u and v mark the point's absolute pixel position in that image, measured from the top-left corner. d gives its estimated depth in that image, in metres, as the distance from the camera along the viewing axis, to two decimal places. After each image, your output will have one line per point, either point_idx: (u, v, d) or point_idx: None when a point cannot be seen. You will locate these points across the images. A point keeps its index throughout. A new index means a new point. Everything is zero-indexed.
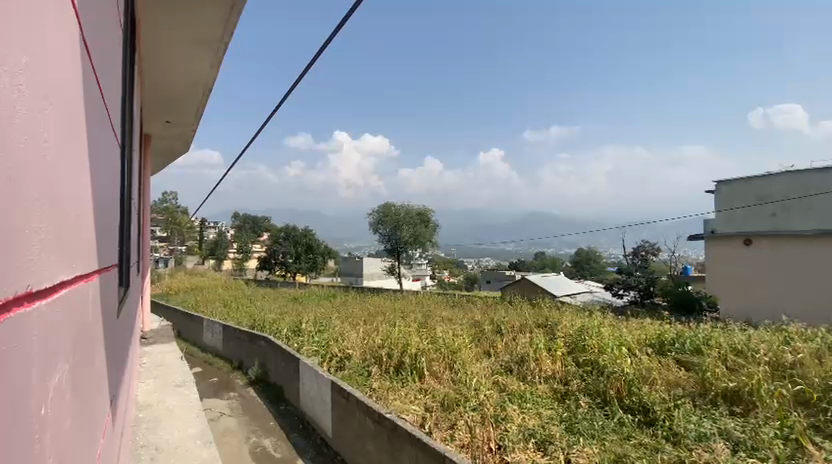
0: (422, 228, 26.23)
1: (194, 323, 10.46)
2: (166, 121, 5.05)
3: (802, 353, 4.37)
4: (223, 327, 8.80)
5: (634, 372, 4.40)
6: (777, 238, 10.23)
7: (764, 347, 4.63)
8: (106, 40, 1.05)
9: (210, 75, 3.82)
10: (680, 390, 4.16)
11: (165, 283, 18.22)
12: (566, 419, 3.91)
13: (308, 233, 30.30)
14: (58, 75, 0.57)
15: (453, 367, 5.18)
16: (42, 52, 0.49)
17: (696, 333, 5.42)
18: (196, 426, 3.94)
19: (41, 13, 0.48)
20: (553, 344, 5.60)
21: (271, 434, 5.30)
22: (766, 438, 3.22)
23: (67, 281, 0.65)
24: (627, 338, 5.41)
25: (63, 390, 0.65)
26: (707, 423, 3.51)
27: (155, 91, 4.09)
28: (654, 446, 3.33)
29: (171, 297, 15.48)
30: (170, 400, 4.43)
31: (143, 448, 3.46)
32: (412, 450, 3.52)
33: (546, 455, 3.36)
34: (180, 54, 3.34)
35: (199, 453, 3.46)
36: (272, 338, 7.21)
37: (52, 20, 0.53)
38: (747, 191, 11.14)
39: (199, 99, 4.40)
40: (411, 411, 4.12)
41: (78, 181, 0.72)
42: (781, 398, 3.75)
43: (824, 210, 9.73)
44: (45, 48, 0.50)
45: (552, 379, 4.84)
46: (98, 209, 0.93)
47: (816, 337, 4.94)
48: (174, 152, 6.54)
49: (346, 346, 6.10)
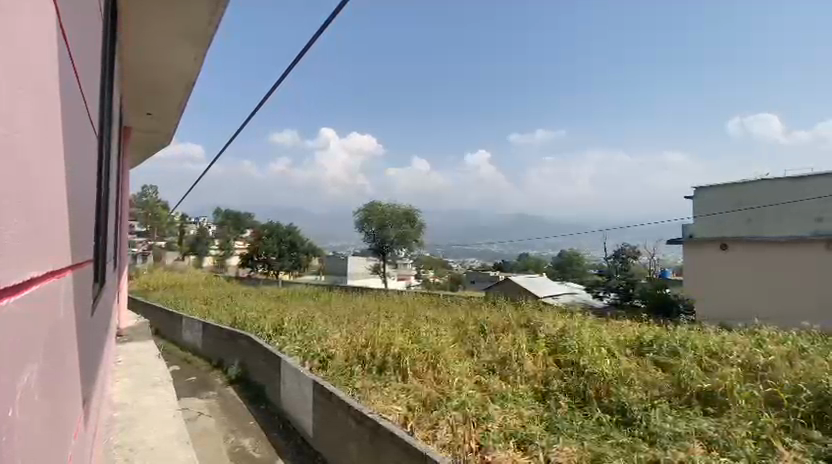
0: (409, 227, 26.20)
1: (173, 321, 10.24)
2: (147, 113, 4.91)
3: (774, 355, 4.52)
4: (203, 325, 8.63)
5: (613, 373, 4.49)
6: (752, 244, 10.56)
7: (737, 349, 4.77)
8: (87, 32, 1.00)
9: (196, 68, 3.72)
10: (657, 391, 4.25)
11: (143, 280, 17.78)
12: (547, 418, 3.96)
13: (293, 231, 29.99)
14: (34, 60, 0.54)
15: (436, 367, 5.17)
16: (17, 39, 0.46)
17: (672, 336, 5.54)
18: (174, 425, 3.85)
19: (14, 1, 0.45)
20: (534, 344, 5.68)
21: (251, 434, 5.21)
22: (738, 438, 3.32)
23: (39, 279, 0.62)
24: (606, 340, 5.50)
25: (32, 391, 0.62)
26: (682, 423, 3.60)
27: (137, 82, 3.96)
28: (632, 445, 3.40)
29: (149, 293, 15.12)
30: (146, 400, 4.30)
31: (119, 448, 3.39)
32: (394, 450, 3.50)
33: (526, 454, 3.38)
34: (165, 45, 3.24)
35: (174, 454, 3.37)
36: (253, 336, 7.10)
37: (29, 4, 0.51)
38: (729, 197, 11.37)
39: (183, 92, 4.30)
40: (393, 410, 4.10)
41: (53, 177, 0.68)
42: (752, 398, 3.88)
43: (796, 218, 10.19)
44: (18, 32, 0.47)
45: (534, 378, 4.89)
46: (72, 204, 0.90)
47: (789, 340, 5.14)
48: (153, 145, 6.37)
49: (329, 346, 6.04)
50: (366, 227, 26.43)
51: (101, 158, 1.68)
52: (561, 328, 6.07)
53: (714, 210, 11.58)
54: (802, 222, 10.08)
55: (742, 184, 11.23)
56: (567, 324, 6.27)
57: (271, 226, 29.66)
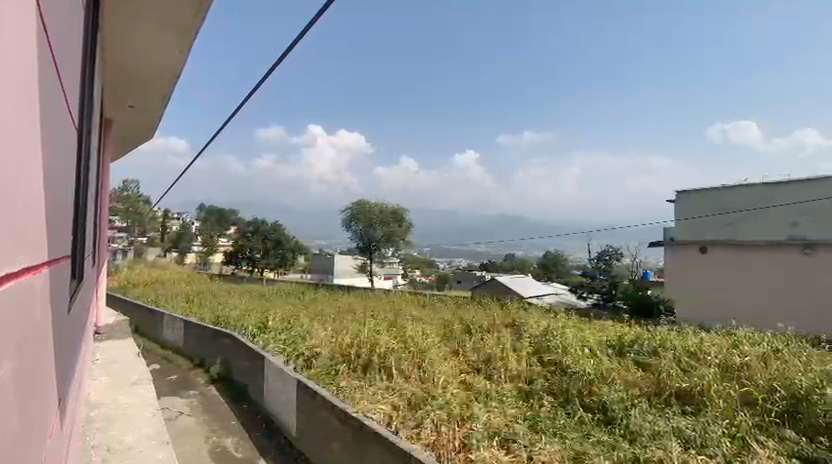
0: (397, 227, 26.19)
1: (154, 318, 10.04)
2: (129, 106, 4.78)
3: (749, 356, 4.66)
4: (184, 323, 8.48)
5: (596, 373, 4.56)
6: (730, 247, 10.86)
7: (715, 350, 4.88)
8: (67, 23, 0.96)
9: (182, 61, 3.63)
10: (637, 391, 4.34)
11: (123, 276, 17.39)
12: (530, 417, 4.00)
13: (278, 228, 29.33)
14: (15, 60, 0.53)
15: (421, 366, 5.17)
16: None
17: (652, 336, 5.67)
18: (153, 425, 3.77)
19: None
20: (519, 344, 5.73)
21: (233, 434, 5.14)
22: (715, 436, 3.41)
23: (15, 274, 0.60)
24: (590, 341, 5.57)
25: (7, 392, 0.60)
26: (661, 422, 3.68)
27: (120, 74, 3.84)
28: (612, 443, 3.46)
29: (129, 290, 14.80)
30: (124, 400, 4.20)
31: (94, 448, 3.30)
32: (378, 450, 3.49)
33: (509, 453, 3.41)
34: (148, 36, 3.15)
35: (154, 453, 3.30)
36: (237, 335, 6.99)
37: (10, 1, 0.49)
38: (704, 202, 11.47)
39: (168, 84, 4.18)
40: (377, 410, 4.08)
41: (31, 171, 0.66)
42: (728, 398, 3.99)
43: (774, 223, 10.28)
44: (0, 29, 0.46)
45: (517, 378, 4.95)
46: (51, 197, 0.88)
47: (763, 341, 5.29)
48: (136, 138, 6.22)
49: (314, 344, 5.98)
50: (353, 226, 26.35)
51: (81, 153, 1.62)
52: (545, 328, 6.13)
53: (695, 214, 11.56)
54: (779, 227, 10.19)
55: (721, 189, 11.22)
56: (552, 325, 6.33)
57: (256, 223, 29.22)
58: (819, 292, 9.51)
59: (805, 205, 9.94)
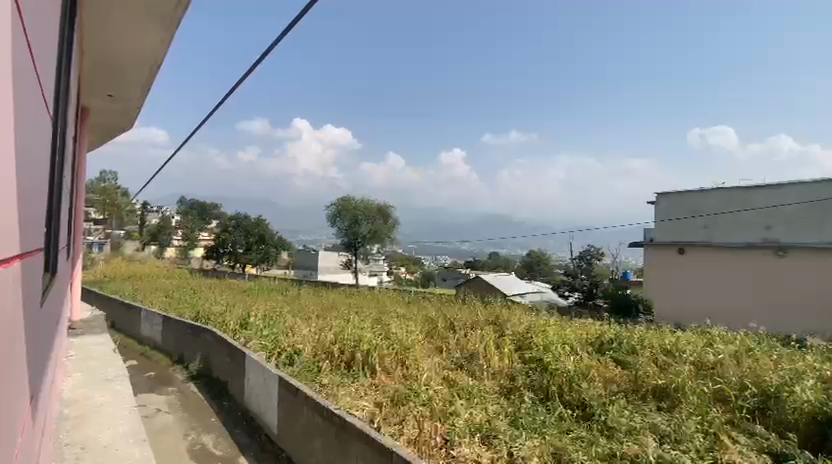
0: (382, 223, 26.14)
1: (131, 313, 9.79)
2: (106, 95, 4.63)
3: (723, 354, 4.80)
4: (163, 318, 8.30)
5: (575, 370, 4.64)
6: (706, 250, 11.19)
7: (690, 349, 5.02)
8: (43, 11, 0.93)
9: (162, 50, 3.53)
10: (615, 388, 4.44)
11: (99, 270, 16.93)
12: (511, 414, 4.06)
13: (261, 224, 29.30)
14: None
15: (405, 363, 5.18)
16: None
17: (631, 334, 5.78)
18: (128, 422, 3.67)
19: None
20: (501, 341, 5.80)
21: (213, 431, 5.07)
22: (689, 432, 3.50)
23: None
24: (570, 338, 5.66)
25: None
26: (638, 418, 3.77)
27: (97, 62, 3.72)
28: (590, 439, 3.54)
29: (106, 284, 14.42)
30: (99, 397, 4.08)
31: (67, 447, 3.21)
32: (360, 446, 3.48)
33: (490, 448, 3.45)
34: (125, 22, 3.04)
35: (130, 453, 3.21)
36: (217, 331, 6.86)
37: None
38: (683, 204, 11.70)
39: (149, 74, 4.07)
40: (360, 407, 4.06)
41: (4, 163, 0.65)
42: (702, 394, 4.11)
43: (747, 225, 10.59)
44: None
45: (499, 375, 5.01)
46: (24, 189, 0.84)
47: (736, 340, 5.47)
48: (114, 128, 6.02)
49: (296, 341, 5.92)
50: (338, 222, 26.20)
51: (55, 143, 1.55)
52: (527, 326, 6.21)
53: (673, 215, 11.81)
54: (753, 230, 10.51)
55: (700, 191, 11.41)
56: (533, 322, 6.42)
57: (239, 218, 28.76)
58: (789, 293, 9.89)
59: (780, 210, 10.21)
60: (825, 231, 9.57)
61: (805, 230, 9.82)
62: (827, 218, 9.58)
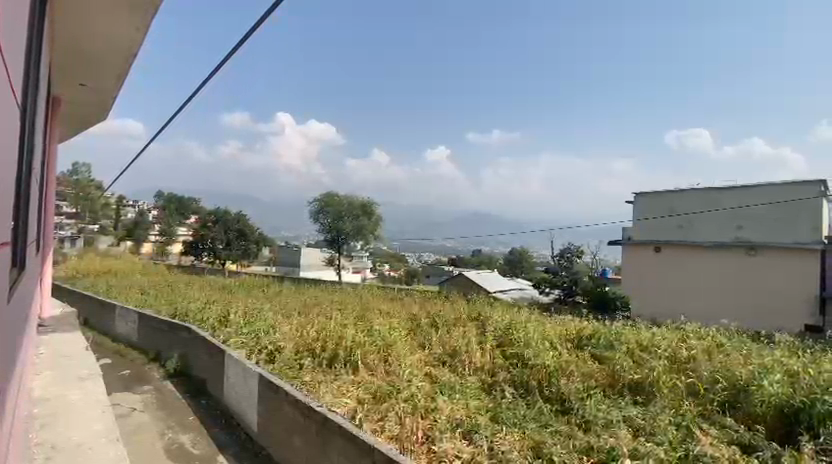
0: (366, 220, 25.91)
1: (104, 310, 9.50)
2: (79, 84, 4.44)
3: (696, 349, 4.99)
4: (138, 316, 8.09)
5: (554, 365, 4.75)
6: (681, 249, 11.53)
7: (666, 344, 5.19)
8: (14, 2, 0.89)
9: (137, 40, 3.40)
10: (593, 382, 4.52)
11: (69, 267, 16.28)
12: (492, 409, 4.11)
13: (241, 219, 28.68)
14: None
15: (387, 359, 5.20)
16: None
17: (609, 331, 5.88)
18: (101, 421, 3.57)
19: None
20: (484, 337, 5.89)
21: (190, 430, 4.98)
22: (662, 424, 3.62)
23: None
24: (550, 335, 5.78)
25: None
26: (614, 412, 3.87)
27: (69, 51, 3.57)
28: (568, 432, 3.62)
29: (77, 281, 13.92)
30: (72, 395, 3.97)
31: (38, 445, 3.11)
32: (341, 443, 3.47)
33: (471, 443, 3.50)
34: (100, 9, 2.93)
35: (105, 452, 3.13)
36: (195, 328, 6.73)
37: None
38: (660, 203, 12.04)
39: (122, 62, 3.91)
40: (341, 404, 4.04)
41: None
42: (675, 389, 4.25)
43: (719, 225, 10.99)
44: None
45: (481, 370, 5.06)
46: None
47: (708, 336, 5.63)
48: (88, 119, 5.82)
49: (277, 339, 5.81)
50: (322, 218, 25.91)
51: (22, 134, 1.47)
52: (508, 323, 6.30)
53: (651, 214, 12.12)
54: (725, 231, 10.91)
55: (677, 191, 11.74)
56: (514, 319, 6.50)
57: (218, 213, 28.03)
58: (762, 292, 10.23)
59: (753, 210, 10.57)
60: (797, 231, 9.92)
61: (776, 229, 10.18)
62: (796, 218, 9.96)
